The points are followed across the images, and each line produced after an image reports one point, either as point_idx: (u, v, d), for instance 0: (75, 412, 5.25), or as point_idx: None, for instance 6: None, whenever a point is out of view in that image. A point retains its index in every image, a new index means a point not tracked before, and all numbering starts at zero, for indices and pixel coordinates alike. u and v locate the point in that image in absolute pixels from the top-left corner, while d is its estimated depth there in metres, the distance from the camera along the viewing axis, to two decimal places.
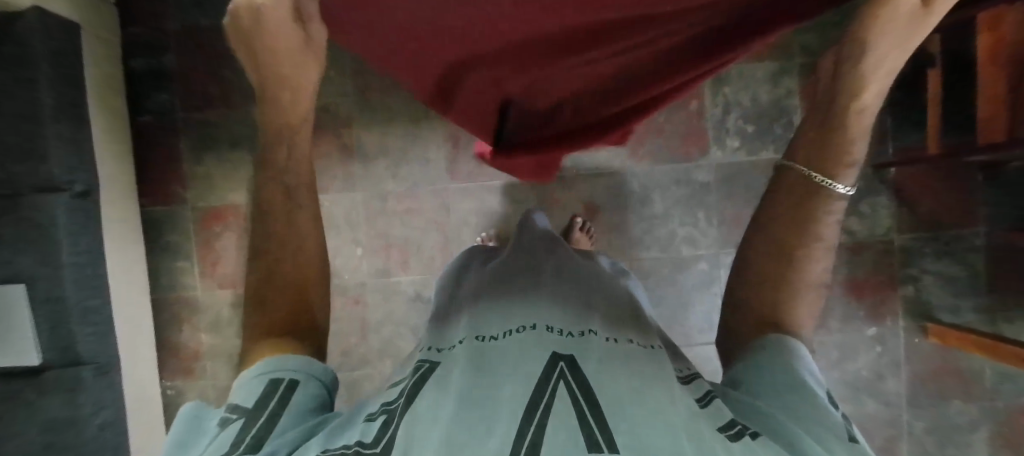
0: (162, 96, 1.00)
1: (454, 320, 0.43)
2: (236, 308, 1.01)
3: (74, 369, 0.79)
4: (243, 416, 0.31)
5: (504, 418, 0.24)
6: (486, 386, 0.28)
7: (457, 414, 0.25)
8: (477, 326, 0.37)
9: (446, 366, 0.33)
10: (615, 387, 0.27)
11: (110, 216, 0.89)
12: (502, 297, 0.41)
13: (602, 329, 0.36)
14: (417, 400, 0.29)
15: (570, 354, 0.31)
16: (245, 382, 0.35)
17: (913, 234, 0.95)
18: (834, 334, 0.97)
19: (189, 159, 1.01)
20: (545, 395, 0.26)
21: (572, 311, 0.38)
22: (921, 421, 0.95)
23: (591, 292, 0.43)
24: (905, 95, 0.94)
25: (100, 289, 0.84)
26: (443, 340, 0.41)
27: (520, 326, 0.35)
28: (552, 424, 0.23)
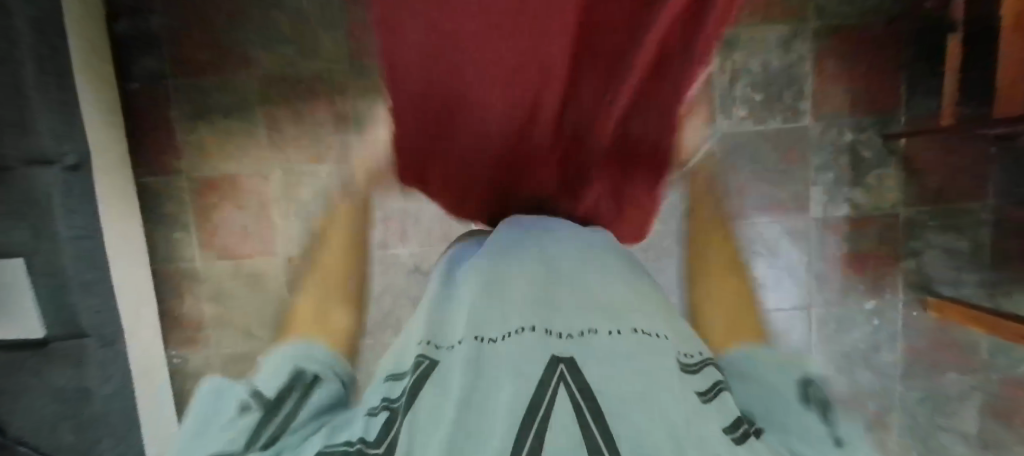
0: (151, 61, 0.96)
1: (445, 308, 0.39)
2: (238, 278, 1.02)
3: (78, 340, 0.80)
4: (262, 406, 0.31)
5: (502, 430, 0.23)
6: (484, 395, 0.26)
7: (457, 428, 0.23)
8: (473, 321, 0.34)
9: (445, 369, 0.30)
10: (622, 392, 0.26)
11: (104, 187, 0.88)
12: (501, 294, 0.37)
13: (607, 323, 0.34)
14: (415, 406, 0.27)
15: (571, 356, 0.29)
16: (274, 366, 0.36)
17: (920, 207, 0.93)
18: (832, 307, 0.97)
19: (183, 128, 0.98)
20: (544, 402, 0.25)
21: (577, 307, 0.36)
22: (913, 391, 0.97)
23: (592, 284, 0.40)
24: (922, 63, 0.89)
25: (97, 261, 0.84)
26: (437, 335, 0.36)
27: (520, 326, 0.32)
28: (553, 434, 0.23)
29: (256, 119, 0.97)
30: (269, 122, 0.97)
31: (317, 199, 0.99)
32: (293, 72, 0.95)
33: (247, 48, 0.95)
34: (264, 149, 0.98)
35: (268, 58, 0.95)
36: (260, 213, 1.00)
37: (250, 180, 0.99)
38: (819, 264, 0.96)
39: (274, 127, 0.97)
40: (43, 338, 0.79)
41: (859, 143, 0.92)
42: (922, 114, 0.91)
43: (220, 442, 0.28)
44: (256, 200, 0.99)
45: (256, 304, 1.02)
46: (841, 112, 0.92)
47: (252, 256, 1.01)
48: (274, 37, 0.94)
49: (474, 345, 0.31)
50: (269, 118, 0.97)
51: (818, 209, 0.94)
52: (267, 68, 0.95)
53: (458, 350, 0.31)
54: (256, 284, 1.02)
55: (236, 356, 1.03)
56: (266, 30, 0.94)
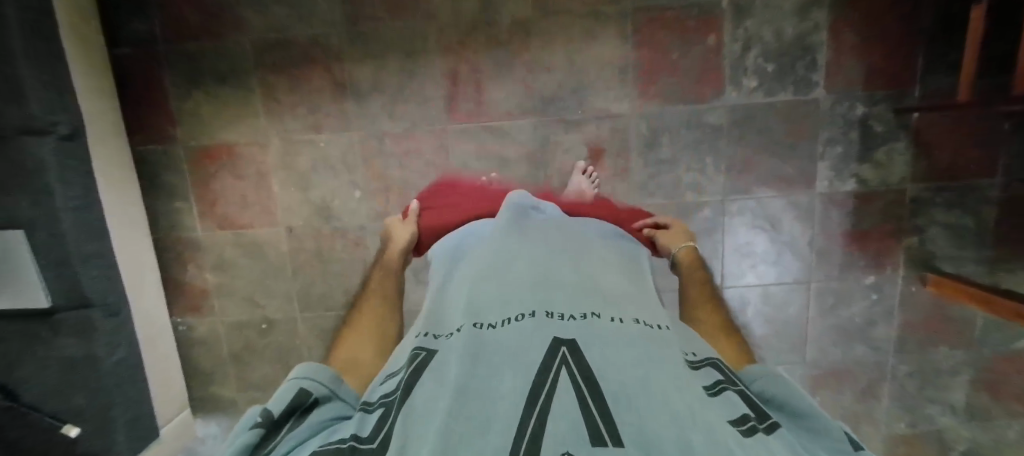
0: (139, 23, 0.93)
1: (450, 298, 0.41)
2: (238, 248, 1.02)
3: (83, 311, 0.81)
4: (262, 427, 0.30)
5: (503, 411, 0.24)
6: (486, 379, 0.27)
7: (454, 406, 0.25)
8: (475, 309, 0.36)
9: (445, 355, 0.31)
10: (621, 377, 0.27)
11: (98, 157, 0.87)
12: (502, 279, 0.39)
13: (606, 310, 0.35)
14: (415, 392, 0.28)
15: (572, 339, 0.30)
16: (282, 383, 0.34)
17: (927, 183, 0.92)
18: (831, 282, 0.97)
19: (176, 94, 0.96)
20: (545, 387, 0.26)
21: (575, 291, 0.37)
22: (904, 365, 0.99)
23: (589, 273, 0.41)
24: (941, 34, 0.86)
25: (98, 231, 0.84)
26: (438, 323, 0.38)
27: (520, 313, 0.34)
28: (553, 416, 0.23)
29: (251, 86, 0.94)
30: (264, 90, 0.94)
31: (316, 169, 0.97)
32: (287, 37, 0.92)
33: (239, 10, 0.91)
34: (260, 118, 0.96)
35: (261, 22, 0.91)
36: (259, 183, 0.98)
37: (247, 149, 0.97)
38: (822, 240, 0.96)
39: (270, 95, 0.95)
40: (47, 309, 0.79)
41: (870, 117, 0.90)
42: (939, 87, 0.88)
43: None
44: (255, 170, 0.98)
45: (258, 274, 1.03)
46: (853, 83, 0.89)
47: (251, 227, 1.01)
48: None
49: (472, 329, 0.33)
50: (264, 86, 0.94)
51: (824, 185, 0.93)
52: (262, 33, 0.92)
53: (457, 336, 0.33)
54: (256, 254, 1.02)
55: (240, 324, 1.05)
56: None
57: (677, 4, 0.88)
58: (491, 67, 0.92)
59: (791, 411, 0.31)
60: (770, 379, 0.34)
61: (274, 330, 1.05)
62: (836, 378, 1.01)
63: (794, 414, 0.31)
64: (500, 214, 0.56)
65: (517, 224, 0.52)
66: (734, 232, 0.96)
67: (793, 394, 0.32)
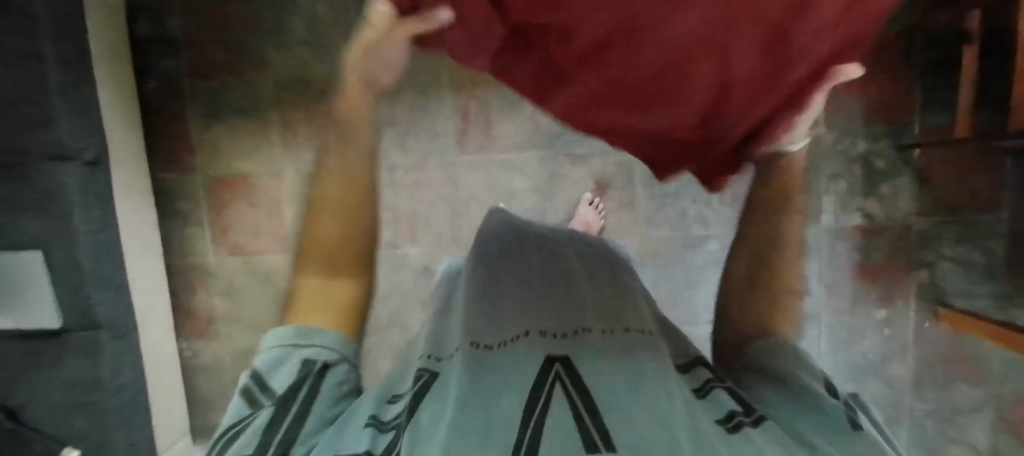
0: (169, 61, 0.98)
1: (449, 326, 0.41)
2: (248, 275, 1.03)
3: (92, 333, 0.82)
4: (274, 405, 0.37)
5: (499, 425, 0.24)
6: (487, 392, 0.28)
7: (456, 418, 0.25)
8: (472, 331, 0.36)
9: (447, 376, 0.32)
10: (613, 385, 0.28)
11: (121, 184, 0.91)
12: (498, 303, 0.39)
13: (602, 323, 0.36)
14: (418, 413, 0.29)
15: (565, 355, 0.31)
16: (277, 356, 0.41)
17: (932, 218, 0.93)
18: (842, 317, 0.96)
19: (198, 125, 1.00)
20: (541, 397, 0.27)
21: (568, 308, 0.38)
22: (923, 405, 0.96)
23: (581, 286, 0.42)
24: (943, 69, 0.88)
25: (113, 255, 0.86)
26: (441, 347, 0.38)
27: (515, 334, 0.34)
28: (550, 425, 0.24)
29: (270, 118, 0.99)
30: (283, 122, 0.98)
31: None
32: (307, 73, 0.97)
33: (263, 49, 0.96)
34: (277, 148, 0.99)
35: (284, 59, 0.97)
36: (272, 211, 1.01)
37: (263, 178, 1.00)
38: (830, 274, 0.95)
39: (288, 127, 0.99)
40: (57, 329, 0.80)
41: (871, 153, 0.92)
42: (938, 124, 0.90)
43: (244, 436, 0.35)
44: (270, 198, 1.01)
45: (265, 301, 1.03)
46: (853, 120, 0.91)
47: (262, 254, 1.02)
48: (291, 39, 0.96)
49: (469, 350, 0.33)
50: (283, 118, 0.98)
51: (830, 218, 0.94)
52: (283, 69, 0.97)
53: (455, 358, 0.33)
54: (266, 280, 1.03)
55: (244, 351, 1.04)
56: (284, 32, 0.96)
57: None
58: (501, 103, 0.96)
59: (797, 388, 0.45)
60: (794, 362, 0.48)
61: None
62: None
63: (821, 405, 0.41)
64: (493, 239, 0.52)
65: (513, 242, 0.50)
66: None
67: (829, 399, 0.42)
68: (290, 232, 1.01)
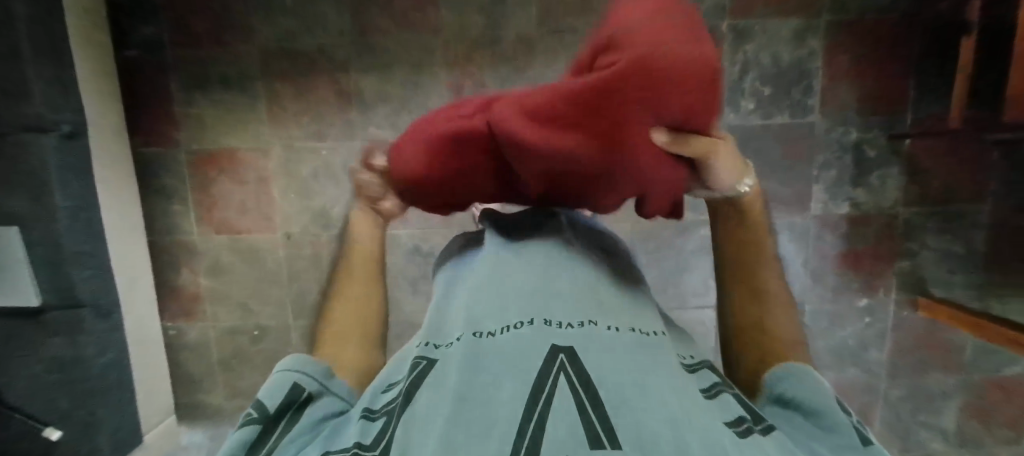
0: (149, 27, 0.94)
1: (451, 311, 0.39)
2: (233, 253, 1.01)
3: (74, 311, 0.81)
4: (257, 424, 0.31)
5: (500, 419, 0.24)
6: (486, 384, 0.27)
7: (455, 411, 0.25)
8: (474, 319, 0.35)
9: (444, 364, 0.31)
10: (619, 378, 0.28)
11: (100, 158, 0.87)
12: (501, 291, 0.37)
13: (608, 318, 0.35)
14: (415, 401, 0.29)
15: (570, 345, 0.30)
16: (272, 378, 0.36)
17: (920, 208, 0.94)
18: (825, 304, 0.98)
19: (180, 98, 0.96)
20: (545, 387, 0.26)
21: (573, 297, 0.36)
22: (897, 389, 1.00)
23: (589, 278, 0.40)
24: (935, 75, 0.89)
25: (94, 231, 0.84)
26: (441, 331, 0.37)
27: (519, 321, 0.33)
28: (552, 419, 0.24)
29: (255, 92, 0.95)
30: (268, 96, 0.95)
31: (316, 176, 0.98)
32: (294, 46, 0.93)
33: (247, 18, 0.92)
34: (264, 125, 0.96)
35: (269, 30, 0.93)
36: (258, 189, 0.98)
37: (248, 155, 0.97)
38: (816, 262, 0.97)
39: (274, 101, 0.95)
40: (37, 307, 0.78)
41: (864, 142, 0.92)
42: (930, 115, 0.91)
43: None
44: (255, 175, 0.98)
45: (252, 280, 1.02)
46: (847, 109, 0.91)
47: (248, 232, 1.00)
48: (277, 9, 0.92)
49: (471, 340, 0.32)
50: (269, 91, 0.95)
51: (819, 207, 0.95)
52: (269, 40, 0.93)
53: (456, 346, 0.32)
54: (253, 259, 1.01)
55: (231, 330, 1.04)
56: (270, 0, 0.92)
57: None
58: (495, 82, 0.94)
59: (805, 411, 0.31)
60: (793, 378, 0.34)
61: (266, 337, 1.04)
62: None
63: (810, 411, 0.31)
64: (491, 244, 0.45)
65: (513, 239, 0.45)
66: None
67: (822, 396, 0.31)
68: (278, 211, 0.99)
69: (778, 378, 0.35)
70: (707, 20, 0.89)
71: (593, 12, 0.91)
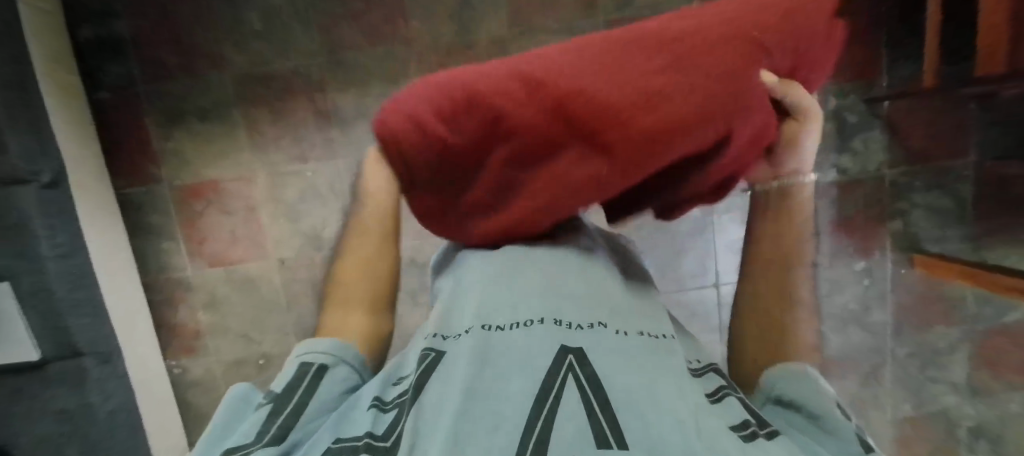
0: (120, 67, 0.93)
1: (455, 301, 0.38)
2: (230, 284, 1.00)
3: (72, 360, 0.80)
4: (270, 402, 0.32)
5: (510, 415, 0.25)
6: (494, 382, 0.28)
7: (464, 405, 0.26)
8: (484, 309, 0.34)
9: (453, 356, 0.31)
10: (626, 380, 0.28)
11: (84, 204, 0.87)
12: (509, 277, 0.36)
13: (614, 318, 0.34)
14: (424, 394, 0.28)
15: (579, 347, 0.30)
16: (285, 364, 0.37)
17: (905, 168, 0.95)
18: (824, 271, 0.99)
19: (159, 134, 0.95)
20: (554, 386, 0.27)
21: (586, 298, 0.35)
22: (903, 347, 1.01)
23: (601, 278, 0.38)
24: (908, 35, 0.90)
25: (86, 277, 0.82)
26: (447, 323, 0.36)
27: (530, 317, 0.32)
28: (560, 419, 0.25)
29: (233, 121, 0.95)
30: (247, 123, 0.95)
31: (304, 199, 0.97)
32: (269, 70, 0.93)
33: (217, 48, 0.92)
34: (246, 153, 0.96)
35: (240, 57, 0.92)
36: (248, 217, 0.98)
37: (234, 184, 0.97)
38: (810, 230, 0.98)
39: (253, 128, 0.95)
40: (37, 361, 0.78)
41: (842, 108, 0.93)
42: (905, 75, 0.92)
43: (237, 436, 0.30)
44: (244, 204, 0.97)
45: (252, 309, 1.01)
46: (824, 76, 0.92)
47: (243, 262, 1.00)
48: (246, 36, 0.91)
49: (480, 334, 0.31)
50: (246, 119, 0.95)
51: None
52: (242, 67, 0.93)
53: (465, 339, 0.31)
54: (250, 288, 1.01)
55: (237, 361, 1.03)
56: (238, 28, 0.91)
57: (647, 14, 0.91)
58: None
59: (808, 415, 0.32)
60: (790, 376, 0.35)
61: (272, 364, 1.03)
62: (839, 367, 1.01)
63: (818, 416, 0.32)
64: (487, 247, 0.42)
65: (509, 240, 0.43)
66: (725, 230, 0.98)
67: (821, 396, 0.33)
68: (270, 237, 0.99)
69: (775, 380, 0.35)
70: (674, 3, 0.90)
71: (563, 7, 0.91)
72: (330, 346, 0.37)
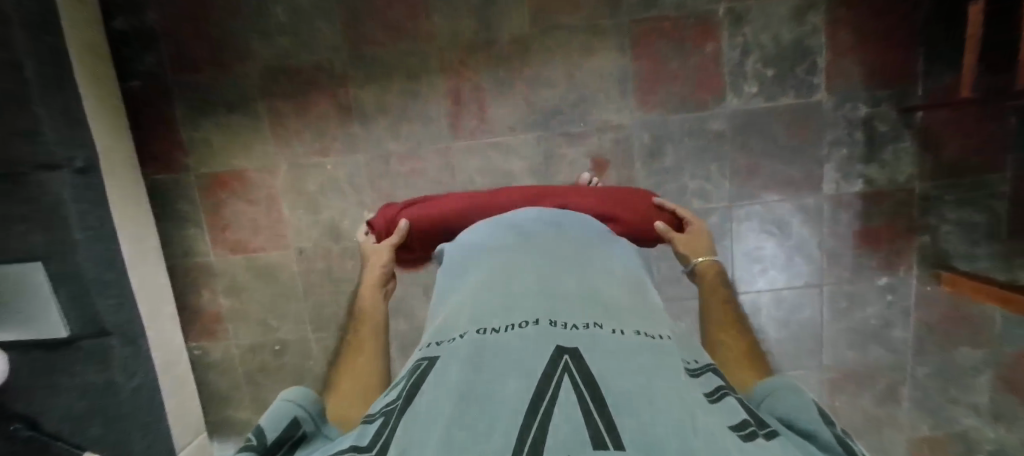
0: (150, 58, 0.96)
1: (454, 310, 0.39)
2: (249, 272, 1.03)
3: (101, 339, 0.84)
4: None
5: (505, 418, 0.23)
6: (488, 385, 0.26)
7: (456, 413, 0.24)
8: (478, 318, 0.35)
9: (448, 361, 0.30)
10: (621, 382, 0.26)
11: (114, 189, 0.90)
12: (506, 287, 0.39)
13: (608, 320, 0.34)
14: (417, 400, 0.27)
15: (574, 347, 0.29)
16: (278, 403, 0.30)
17: (936, 181, 0.91)
18: (846, 285, 0.97)
19: (187, 124, 0.98)
20: (548, 390, 0.25)
21: (577, 300, 0.36)
22: (924, 367, 0.98)
23: (593, 283, 0.40)
24: (947, 46, 0.86)
25: (114, 261, 0.86)
26: (442, 332, 0.36)
27: (524, 320, 0.33)
28: (556, 422, 0.22)
29: (258, 113, 0.97)
30: (271, 115, 0.96)
31: (324, 192, 0.99)
32: (291, 64, 0.94)
33: (243, 40, 0.94)
34: (269, 144, 0.98)
35: (266, 49, 0.94)
36: (270, 207, 1.00)
37: (257, 175, 0.99)
38: (832, 242, 0.95)
39: (277, 120, 0.97)
40: (67, 338, 0.79)
41: (873, 117, 0.90)
42: (941, 84, 0.88)
43: None
44: (265, 194, 1.00)
45: (270, 297, 1.04)
46: (855, 84, 0.89)
47: (262, 251, 1.02)
48: (272, 28, 0.93)
49: (476, 337, 0.32)
50: (270, 111, 0.96)
51: (831, 187, 0.93)
52: (268, 60, 0.94)
53: (460, 343, 0.32)
54: (268, 277, 1.03)
55: (255, 346, 1.06)
56: (265, 21, 0.93)
57: (674, 14, 0.89)
58: (493, 85, 0.93)
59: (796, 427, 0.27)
60: (788, 396, 0.31)
61: (288, 351, 1.06)
62: (854, 382, 1.00)
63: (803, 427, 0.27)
64: (494, 243, 0.48)
65: (510, 240, 0.48)
66: (744, 239, 0.96)
67: (811, 413, 0.28)
68: (289, 228, 1.01)
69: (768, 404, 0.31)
70: (702, 3, 0.88)
71: (586, 5, 0.90)
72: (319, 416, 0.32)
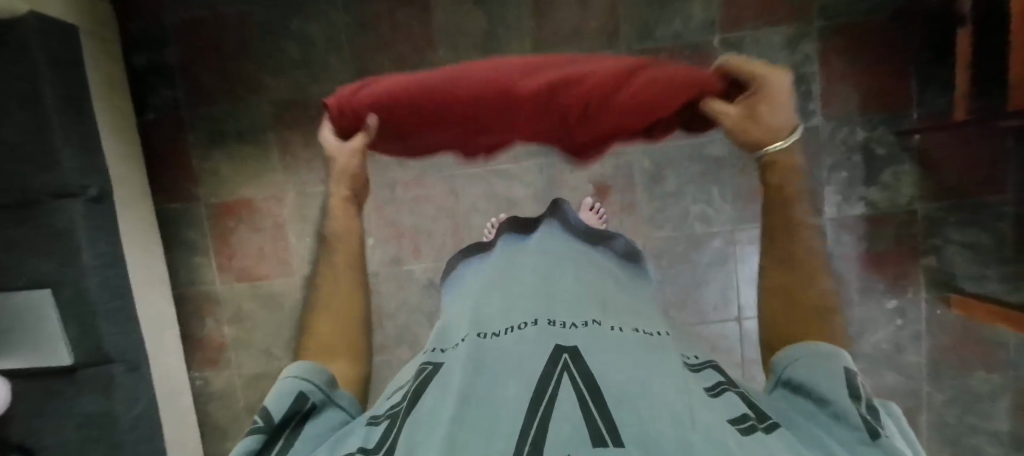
0: (166, 90, 0.99)
1: (456, 319, 0.40)
2: (254, 299, 1.03)
3: (104, 368, 0.83)
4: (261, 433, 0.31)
5: (505, 418, 0.23)
6: (489, 385, 0.27)
7: (458, 413, 0.24)
8: (478, 322, 0.35)
9: (450, 366, 0.31)
10: (620, 379, 0.26)
11: (125, 217, 0.92)
12: (505, 292, 0.39)
13: (606, 319, 0.35)
14: (419, 405, 0.27)
15: (572, 345, 0.30)
16: (282, 382, 0.35)
17: (939, 203, 0.92)
18: (854, 308, 0.95)
19: (199, 154, 1.01)
20: (548, 389, 0.25)
21: (576, 300, 0.36)
22: (941, 393, 0.95)
23: (589, 284, 0.39)
24: (939, 72, 0.89)
25: (122, 288, 0.86)
26: (445, 338, 0.38)
27: (523, 322, 0.33)
28: (555, 420, 0.22)
29: (268, 143, 0.99)
30: (280, 145, 0.99)
31: None
32: (302, 96, 0.98)
33: (256, 73, 0.98)
34: (277, 173, 1.00)
35: (278, 82, 0.98)
36: (276, 234, 1.01)
37: (265, 203, 1.01)
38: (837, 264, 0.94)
39: (286, 149, 0.99)
40: (70, 365, 0.81)
41: (871, 140, 0.91)
42: (937, 109, 0.90)
43: None
44: (271, 222, 1.01)
45: (273, 325, 1.04)
46: (851, 108, 0.91)
47: (268, 278, 1.03)
48: (284, 62, 0.97)
49: (475, 340, 0.32)
50: (280, 140, 0.99)
51: (833, 209, 0.93)
52: (279, 92, 0.98)
53: (461, 347, 0.32)
54: (272, 305, 1.03)
55: (256, 376, 1.05)
56: (278, 56, 0.97)
57: (670, 45, 0.92)
58: None
59: (817, 401, 0.29)
60: (807, 363, 0.32)
61: None
62: None
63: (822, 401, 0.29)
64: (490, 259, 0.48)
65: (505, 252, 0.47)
66: (748, 261, 0.95)
67: (837, 383, 0.29)
68: (294, 256, 1.01)
69: (794, 365, 0.33)
70: (696, 35, 0.91)
71: (586, 38, 0.93)
72: (323, 386, 0.35)
